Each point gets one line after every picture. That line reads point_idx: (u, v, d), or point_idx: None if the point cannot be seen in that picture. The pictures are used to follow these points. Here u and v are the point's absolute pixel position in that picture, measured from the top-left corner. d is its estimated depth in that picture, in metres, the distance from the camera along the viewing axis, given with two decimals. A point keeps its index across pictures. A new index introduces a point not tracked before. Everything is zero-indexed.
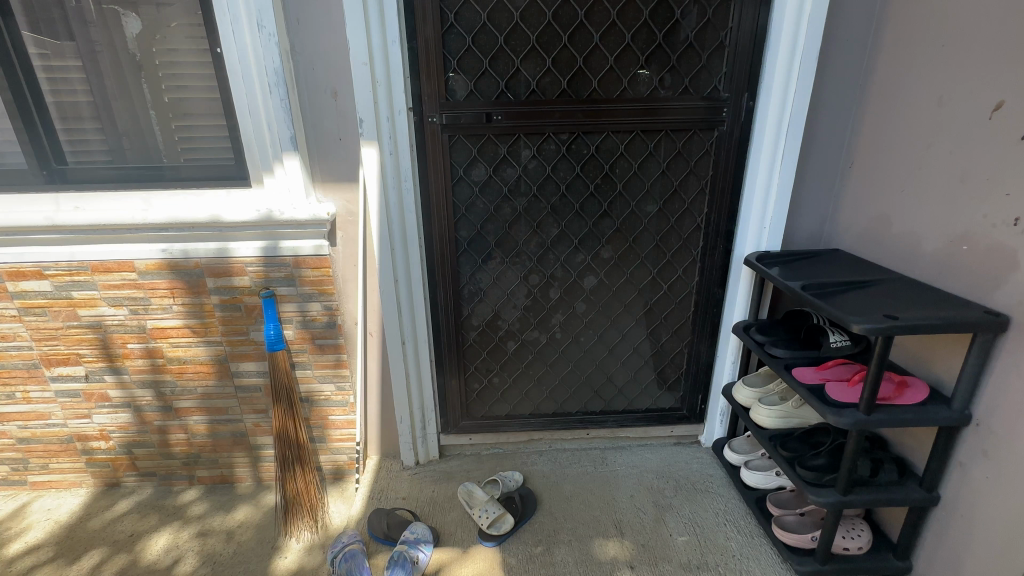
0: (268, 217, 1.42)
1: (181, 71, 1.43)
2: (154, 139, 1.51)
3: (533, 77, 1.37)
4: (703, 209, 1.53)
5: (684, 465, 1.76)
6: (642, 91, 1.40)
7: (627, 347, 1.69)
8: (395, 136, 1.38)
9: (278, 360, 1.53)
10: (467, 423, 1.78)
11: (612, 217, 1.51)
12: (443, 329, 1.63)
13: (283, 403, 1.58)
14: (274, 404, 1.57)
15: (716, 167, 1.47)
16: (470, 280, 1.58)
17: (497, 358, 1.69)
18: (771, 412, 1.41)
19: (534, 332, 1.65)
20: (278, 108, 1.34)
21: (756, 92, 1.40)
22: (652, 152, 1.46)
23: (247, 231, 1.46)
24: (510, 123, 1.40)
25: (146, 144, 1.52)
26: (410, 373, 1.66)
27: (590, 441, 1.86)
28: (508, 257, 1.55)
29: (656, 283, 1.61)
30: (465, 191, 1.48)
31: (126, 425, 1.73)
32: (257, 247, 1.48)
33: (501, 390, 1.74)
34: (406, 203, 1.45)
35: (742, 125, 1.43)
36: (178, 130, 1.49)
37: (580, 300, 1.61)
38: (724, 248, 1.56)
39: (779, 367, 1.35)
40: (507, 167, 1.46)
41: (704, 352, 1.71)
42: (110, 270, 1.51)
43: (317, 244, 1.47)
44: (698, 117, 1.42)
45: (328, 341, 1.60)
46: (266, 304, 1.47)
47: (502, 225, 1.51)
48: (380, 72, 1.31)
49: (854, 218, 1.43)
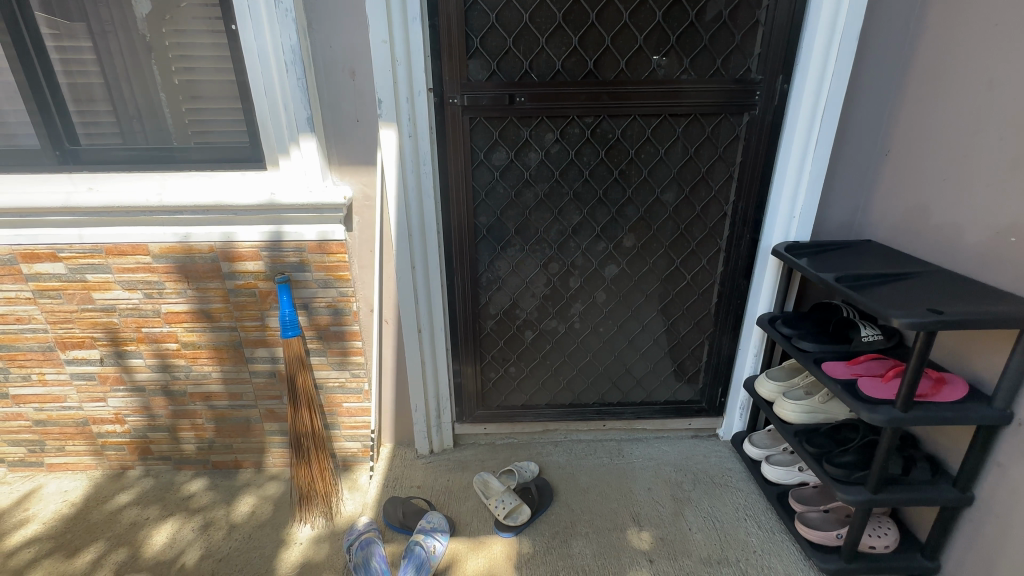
0: (275, 202, 1.39)
1: (193, 49, 1.39)
2: (166, 119, 1.47)
3: (558, 57, 1.32)
4: (731, 197, 1.47)
5: (702, 458, 1.74)
6: (671, 73, 1.34)
7: (647, 339, 1.65)
8: (413, 119, 1.34)
9: (292, 345, 1.50)
10: (482, 412, 1.75)
11: (636, 204, 1.46)
12: (460, 317, 1.60)
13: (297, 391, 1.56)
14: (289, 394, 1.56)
15: (745, 153, 1.41)
16: (488, 268, 1.54)
17: (514, 347, 1.66)
18: (796, 406, 1.39)
19: (552, 321, 1.61)
20: (293, 89, 1.30)
21: (792, 74, 1.33)
22: (679, 137, 1.40)
23: (258, 214, 1.44)
24: (534, 105, 1.35)
25: (158, 127, 1.48)
26: (425, 361, 1.64)
27: (605, 432, 1.84)
28: (527, 244, 1.50)
29: (678, 274, 1.56)
30: (485, 176, 1.43)
31: (140, 409, 1.73)
32: (265, 232, 1.46)
33: (517, 379, 1.71)
34: (426, 188, 1.42)
35: (775, 109, 1.36)
36: (191, 110, 1.46)
37: (601, 289, 1.56)
38: (751, 238, 1.51)
39: (808, 362, 1.30)
40: (529, 152, 1.41)
41: (726, 345, 1.66)
42: (124, 253, 1.49)
43: (321, 231, 1.44)
44: (730, 100, 1.36)
45: (343, 329, 1.58)
46: (281, 289, 1.45)
47: (523, 212, 1.47)
48: (399, 51, 1.27)
49: (888, 208, 1.38)
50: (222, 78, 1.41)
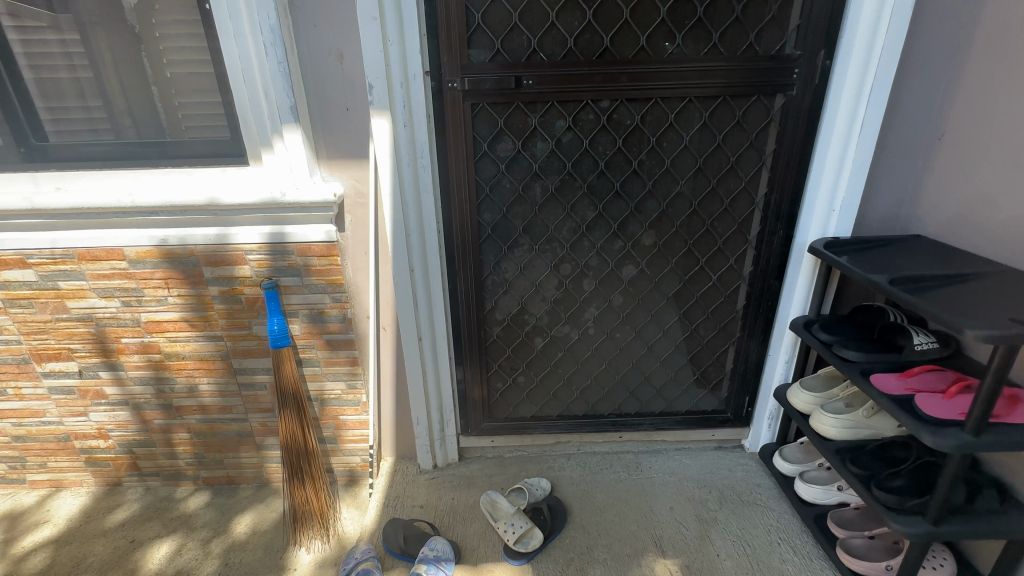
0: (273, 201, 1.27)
1: (161, 33, 1.25)
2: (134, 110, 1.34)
3: (569, 33, 1.17)
4: (764, 189, 1.32)
5: (727, 473, 1.60)
6: (698, 50, 1.19)
7: (667, 345, 1.51)
8: (408, 107, 1.20)
9: (282, 357, 1.41)
10: (489, 425, 1.62)
11: (657, 198, 1.31)
12: (463, 324, 1.47)
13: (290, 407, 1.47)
14: (280, 408, 1.46)
15: (781, 140, 1.25)
16: (493, 270, 1.41)
17: (523, 356, 1.52)
18: (836, 421, 1.26)
19: (564, 328, 1.47)
20: (274, 73, 1.16)
21: (835, 49, 1.17)
22: (706, 122, 1.24)
23: (250, 214, 1.32)
24: (543, 89, 1.20)
25: (126, 121, 1.35)
26: (427, 371, 1.52)
27: (621, 444, 1.71)
28: (537, 244, 1.36)
29: (703, 275, 1.41)
30: (489, 170, 1.29)
31: (125, 424, 1.62)
32: (262, 233, 1.34)
33: (526, 390, 1.58)
34: (424, 184, 1.28)
35: (815, 90, 1.20)
36: (162, 101, 1.32)
37: (617, 292, 1.42)
38: (785, 234, 1.36)
39: (854, 374, 1.16)
40: (538, 141, 1.26)
41: (754, 351, 1.52)
42: (98, 258, 1.37)
43: (327, 230, 1.33)
44: (764, 78, 1.19)
45: (338, 337, 1.48)
46: (268, 296, 1.35)
47: (531, 208, 1.33)
48: (391, 30, 1.13)
49: (942, 199, 1.22)
50: (195, 65, 1.28)
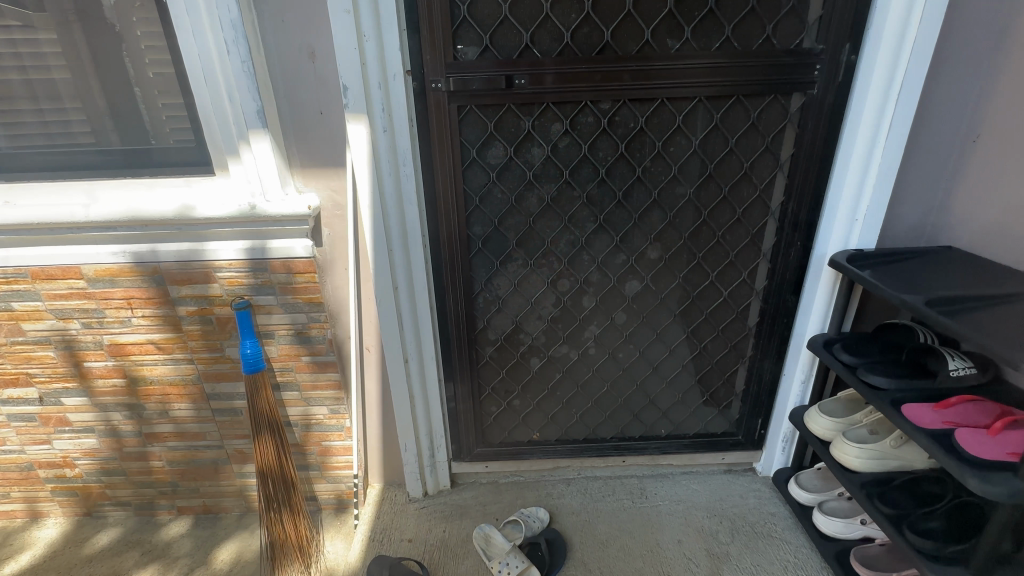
0: (250, 213, 1.17)
1: (106, 28, 1.12)
2: (77, 114, 1.20)
3: (566, 27, 1.05)
4: (780, 198, 1.20)
5: (738, 499, 1.49)
6: (709, 44, 1.07)
7: (674, 365, 1.39)
8: (388, 110, 1.09)
9: (261, 380, 1.31)
10: (482, 450, 1.51)
11: (664, 208, 1.20)
12: (453, 344, 1.35)
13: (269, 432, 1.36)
14: (257, 434, 1.34)
15: (800, 143, 1.14)
16: (485, 287, 1.29)
17: (518, 378, 1.40)
18: (861, 452, 1.15)
19: (562, 347, 1.36)
20: (238, 74, 1.05)
21: (861, 42, 1.05)
22: (718, 124, 1.12)
23: (226, 229, 1.20)
24: (536, 90, 1.08)
25: (74, 126, 1.21)
26: (414, 394, 1.40)
27: (624, 468, 1.60)
28: (531, 258, 1.25)
29: (713, 290, 1.30)
30: (479, 178, 1.18)
31: (91, 452, 1.51)
32: (240, 248, 1.23)
33: (522, 413, 1.46)
34: (407, 194, 1.17)
35: (839, 88, 1.08)
36: (111, 105, 1.19)
37: (620, 310, 1.31)
38: (803, 245, 1.24)
39: (883, 404, 1.05)
40: (532, 147, 1.14)
41: (767, 370, 1.41)
42: (53, 278, 1.26)
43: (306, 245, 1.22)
44: (782, 76, 1.08)
45: (318, 359, 1.37)
46: (240, 317, 1.24)
47: (525, 220, 1.21)
48: (367, 24, 1.01)
49: (978, 208, 1.10)
50: (143, 63, 1.14)
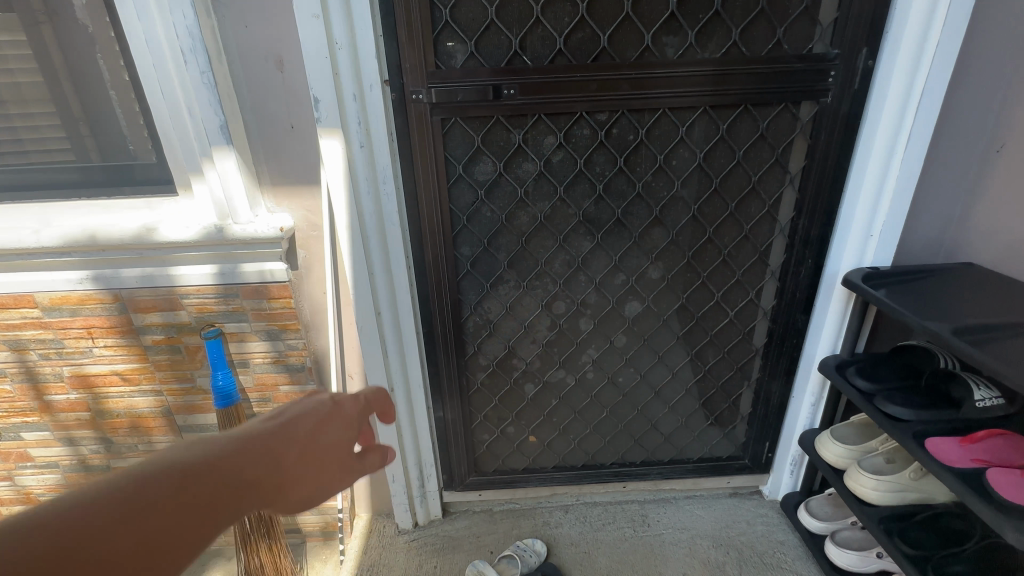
0: (212, 235, 1.07)
1: (48, 34, 1.01)
2: (22, 128, 1.09)
3: (559, 31, 0.96)
4: (790, 213, 1.12)
5: (745, 526, 1.42)
6: (715, 50, 0.98)
7: (677, 388, 1.31)
8: (365, 124, 0.99)
9: (235, 413, 1.22)
10: (475, 479, 1.43)
11: (666, 225, 1.11)
12: (442, 371, 1.27)
13: None
14: None
15: (812, 155, 1.05)
16: (475, 311, 1.20)
17: (512, 404, 1.32)
18: (878, 484, 1.08)
19: (558, 373, 1.27)
20: (197, 86, 0.96)
21: (880, 46, 0.96)
22: (724, 136, 1.04)
23: (191, 253, 1.10)
24: (528, 101, 0.99)
25: (21, 139, 1.09)
26: (402, 424, 1.32)
27: (625, 493, 1.52)
28: (524, 280, 1.16)
29: (719, 310, 1.22)
30: (466, 196, 1.09)
31: (57, 488, 1.41)
32: (208, 272, 1.13)
33: (517, 441, 1.38)
34: (388, 214, 1.07)
35: (854, 96, 1.00)
36: (59, 120, 1.08)
37: (619, 332, 1.23)
38: (814, 263, 1.16)
39: (906, 439, 0.97)
40: (523, 161, 1.05)
41: (776, 393, 1.33)
42: (6, 307, 1.16)
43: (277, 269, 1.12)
44: (793, 83, 0.99)
45: (297, 389, 1.28)
46: (211, 346, 1.14)
47: (517, 239, 1.12)
48: (339, 30, 0.92)
49: (1004, 224, 1.02)
50: (94, 73, 1.04)
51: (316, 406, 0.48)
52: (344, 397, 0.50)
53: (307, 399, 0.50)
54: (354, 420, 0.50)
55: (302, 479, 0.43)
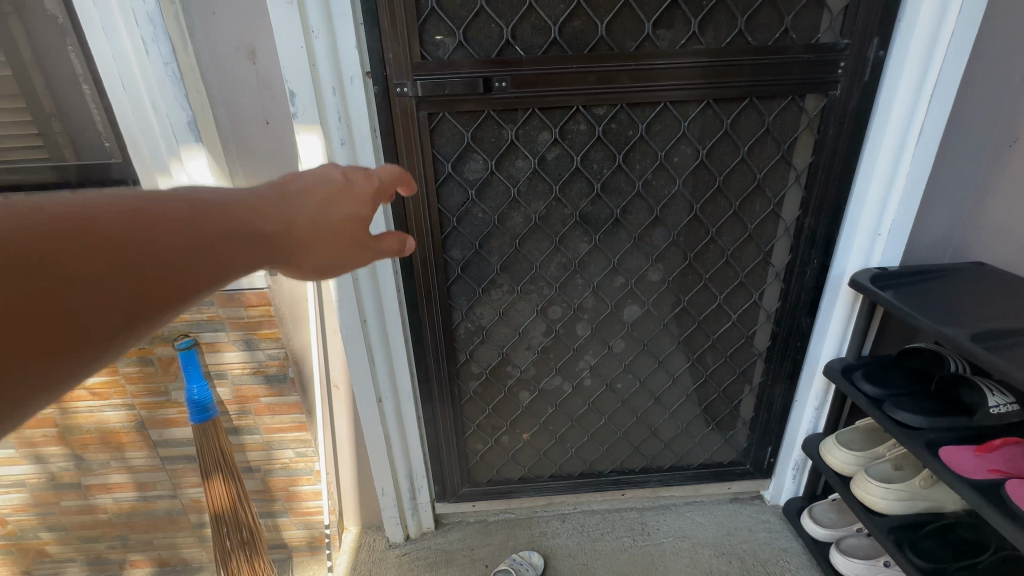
0: None
1: None
2: None
3: (554, 19, 0.89)
4: (795, 212, 1.07)
5: (747, 533, 1.38)
6: (719, 40, 0.92)
7: (677, 394, 1.27)
8: (345, 120, 0.92)
9: (213, 427, 1.15)
10: (469, 490, 1.37)
11: (667, 225, 1.06)
12: (432, 380, 1.21)
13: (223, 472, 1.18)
14: (209, 476, 1.18)
15: (819, 151, 1.00)
16: (466, 317, 1.14)
17: (507, 413, 1.26)
18: (887, 493, 1.04)
19: (554, 380, 1.22)
20: (162, 79, 0.88)
21: (891, 36, 0.91)
22: (728, 131, 0.98)
23: None
24: (521, 94, 0.92)
25: None
26: (391, 434, 1.25)
27: (623, 501, 1.48)
28: (518, 284, 1.10)
29: (721, 314, 1.17)
30: (456, 196, 1.02)
31: (24, 508, 1.33)
32: None
33: (512, 450, 1.32)
34: (372, 216, 1.01)
35: (865, 89, 0.95)
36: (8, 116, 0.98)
37: (618, 337, 1.17)
38: (820, 264, 1.12)
39: (918, 448, 0.93)
40: (516, 159, 0.99)
41: (779, 397, 1.29)
42: None
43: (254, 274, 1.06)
44: (801, 76, 0.94)
45: (278, 400, 1.21)
46: (185, 358, 1.08)
47: (510, 241, 1.06)
48: (315, 18, 0.85)
49: (1017, 223, 0.98)
50: (40, 64, 0.93)
51: (331, 179, 0.53)
52: (356, 177, 0.54)
53: (321, 172, 0.54)
54: (365, 196, 0.54)
55: (324, 237, 0.50)
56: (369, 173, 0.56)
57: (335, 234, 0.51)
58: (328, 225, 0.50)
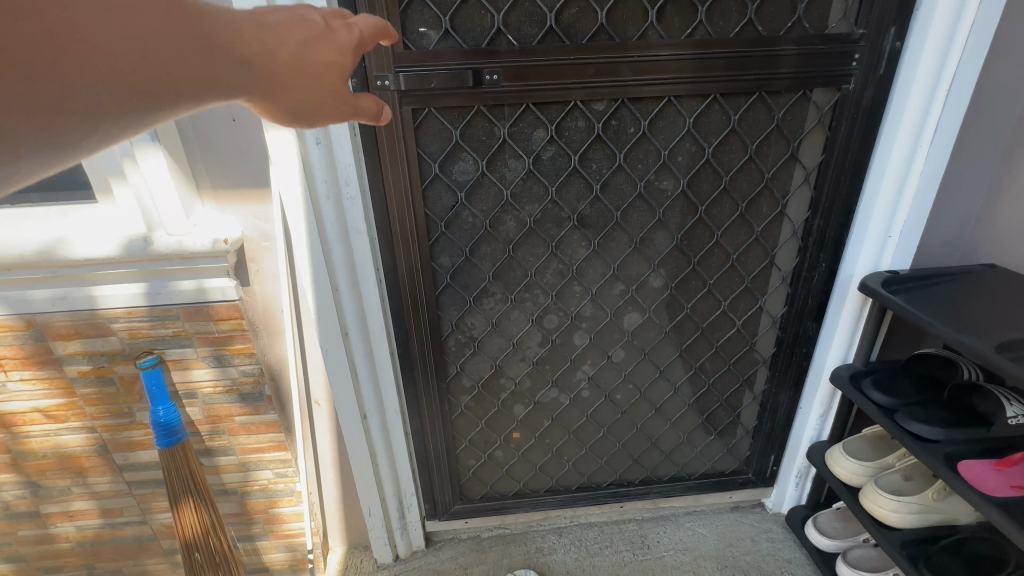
0: (138, 249, 0.92)
1: None
2: None
3: (551, 5, 0.81)
4: (804, 214, 1.01)
5: (750, 544, 1.34)
6: (728, 30, 0.85)
7: (679, 403, 1.21)
8: None
9: (182, 451, 1.06)
10: (461, 507, 1.30)
11: (670, 229, 0.99)
12: (421, 394, 1.13)
13: (194, 499, 1.10)
14: (179, 503, 1.10)
15: (831, 148, 0.95)
16: (456, 327, 1.07)
17: (500, 427, 1.19)
18: (899, 505, 1.00)
19: (551, 392, 1.15)
20: None
21: (909, 26, 0.85)
22: (736, 128, 0.92)
23: (114, 270, 0.94)
24: (514, 88, 0.85)
25: None
26: (377, 452, 1.18)
27: (622, 512, 1.42)
28: (512, 292, 1.03)
29: (725, 320, 1.11)
30: (444, 199, 0.94)
31: None
32: (137, 292, 0.96)
33: (506, 465, 1.26)
34: (353, 221, 0.92)
35: (879, 83, 0.89)
36: None
37: (617, 346, 1.11)
38: (828, 267, 1.06)
39: (936, 463, 0.88)
40: (510, 158, 0.92)
41: (783, 404, 1.24)
42: None
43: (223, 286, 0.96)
44: (813, 69, 0.88)
45: (253, 419, 1.13)
46: (149, 378, 0.99)
47: (503, 247, 0.99)
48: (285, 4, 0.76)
49: None
50: None
51: (315, 21, 0.46)
52: (339, 25, 0.47)
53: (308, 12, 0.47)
54: (346, 48, 0.47)
55: (300, 84, 0.45)
56: (353, 23, 0.49)
57: (307, 84, 0.46)
58: (299, 72, 0.45)
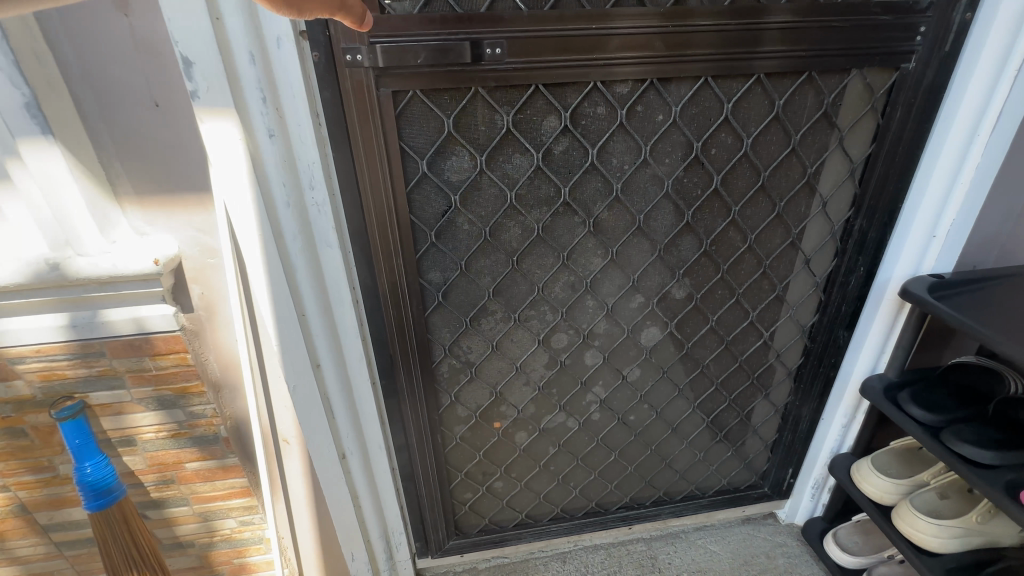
0: (37, 276, 0.71)
1: None
2: None
3: None
4: (844, 212, 0.89)
5: (766, 561, 1.25)
6: None
7: (696, 421, 1.10)
8: (275, 103, 0.65)
9: (119, 511, 0.88)
10: (456, 543, 1.16)
11: (697, 233, 0.85)
12: (409, 428, 0.97)
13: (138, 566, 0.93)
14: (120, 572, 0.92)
15: (882, 138, 0.82)
16: (450, 352, 0.91)
17: (500, 457, 1.05)
18: (939, 530, 0.92)
19: (558, 417, 1.02)
20: None
21: None
22: (779, 115, 0.78)
23: (12, 300, 0.74)
24: (520, 64, 0.68)
25: None
26: (359, 494, 1.02)
27: (630, 533, 1.32)
28: (516, 310, 0.88)
29: (751, 332, 0.99)
30: (434, 204, 0.77)
31: None
32: (45, 327, 0.76)
33: (506, 496, 1.12)
34: (320, 233, 0.74)
35: (943, 62, 0.77)
36: None
37: (633, 365, 0.98)
38: (865, 271, 0.95)
39: (997, 493, 0.78)
40: (514, 154, 0.75)
41: (805, 416, 1.14)
42: None
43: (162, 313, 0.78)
44: (872, 44, 0.74)
45: (209, 466, 0.95)
46: (71, 431, 0.81)
47: (506, 259, 0.83)
48: None
49: None
50: None
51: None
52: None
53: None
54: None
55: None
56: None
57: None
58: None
